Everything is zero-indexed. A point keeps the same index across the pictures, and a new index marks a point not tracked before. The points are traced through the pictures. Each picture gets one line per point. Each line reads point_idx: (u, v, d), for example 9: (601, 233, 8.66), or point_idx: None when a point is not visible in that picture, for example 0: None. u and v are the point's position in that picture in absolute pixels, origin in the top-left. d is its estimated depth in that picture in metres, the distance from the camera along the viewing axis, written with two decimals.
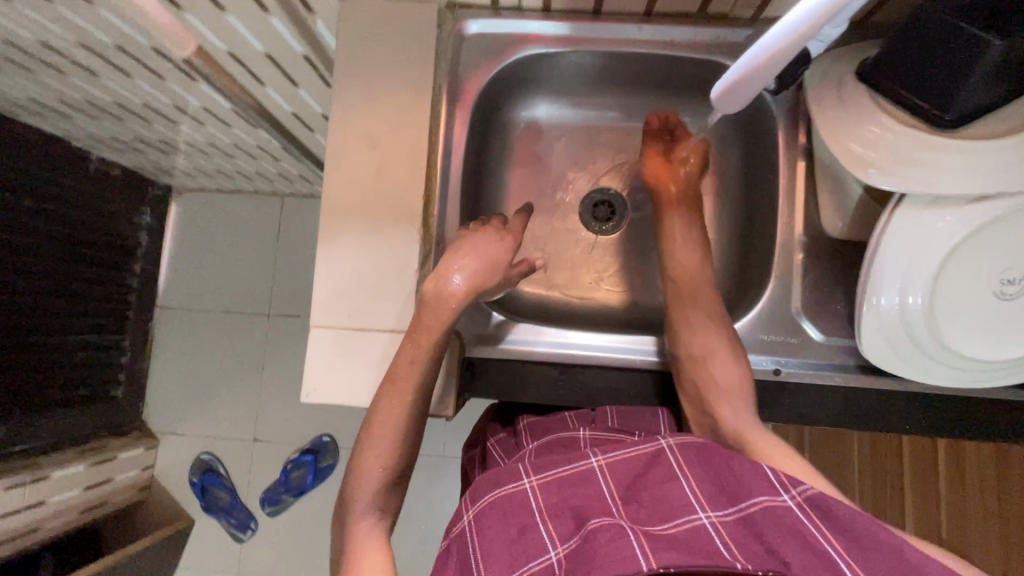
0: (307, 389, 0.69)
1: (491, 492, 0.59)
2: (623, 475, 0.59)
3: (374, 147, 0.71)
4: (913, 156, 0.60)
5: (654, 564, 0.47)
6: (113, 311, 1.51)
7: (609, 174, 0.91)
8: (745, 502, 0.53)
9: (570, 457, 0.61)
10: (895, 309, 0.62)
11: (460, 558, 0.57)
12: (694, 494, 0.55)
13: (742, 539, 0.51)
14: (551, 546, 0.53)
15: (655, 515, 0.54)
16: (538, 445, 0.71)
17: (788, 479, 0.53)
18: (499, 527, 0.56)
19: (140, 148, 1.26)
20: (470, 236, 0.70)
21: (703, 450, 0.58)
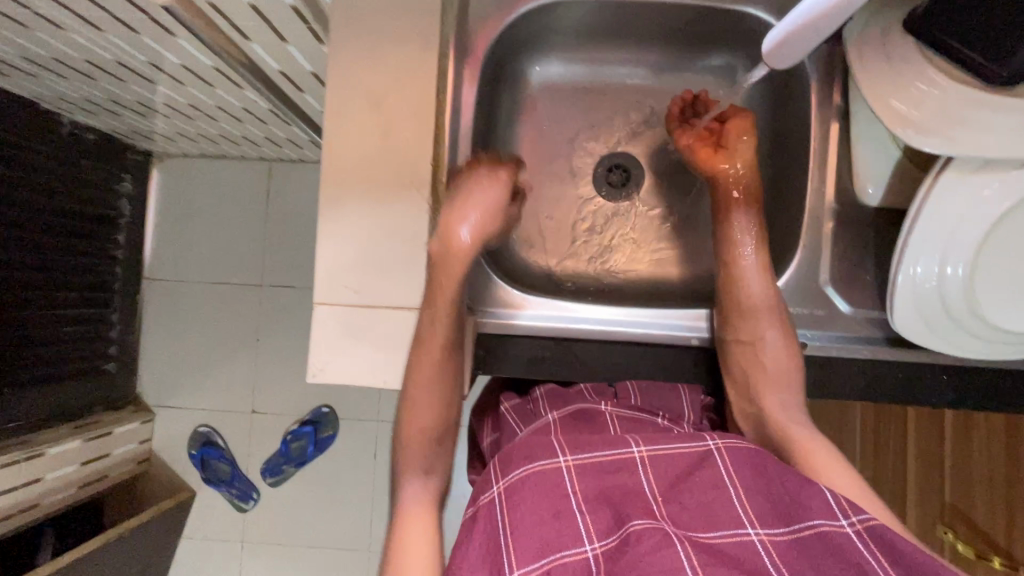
0: (314, 368, 0.66)
1: (523, 467, 0.57)
2: (665, 471, 0.56)
3: (377, 108, 0.66)
4: (961, 116, 0.56)
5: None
6: (98, 284, 1.45)
7: (624, 135, 0.85)
8: (799, 523, 0.51)
9: (609, 443, 0.58)
10: (932, 278, 0.60)
11: (487, 530, 0.54)
12: (745, 505, 0.52)
13: (791, 555, 0.50)
14: (588, 539, 0.51)
15: (699, 521, 0.52)
16: (560, 415, 0.66)
17: (849, 504, 0.51)
18: (533, 508, 0.53)
19: (115, 111, 1.18)
20: (468, 183, 0.67)
21: (757, 456, 0.56)
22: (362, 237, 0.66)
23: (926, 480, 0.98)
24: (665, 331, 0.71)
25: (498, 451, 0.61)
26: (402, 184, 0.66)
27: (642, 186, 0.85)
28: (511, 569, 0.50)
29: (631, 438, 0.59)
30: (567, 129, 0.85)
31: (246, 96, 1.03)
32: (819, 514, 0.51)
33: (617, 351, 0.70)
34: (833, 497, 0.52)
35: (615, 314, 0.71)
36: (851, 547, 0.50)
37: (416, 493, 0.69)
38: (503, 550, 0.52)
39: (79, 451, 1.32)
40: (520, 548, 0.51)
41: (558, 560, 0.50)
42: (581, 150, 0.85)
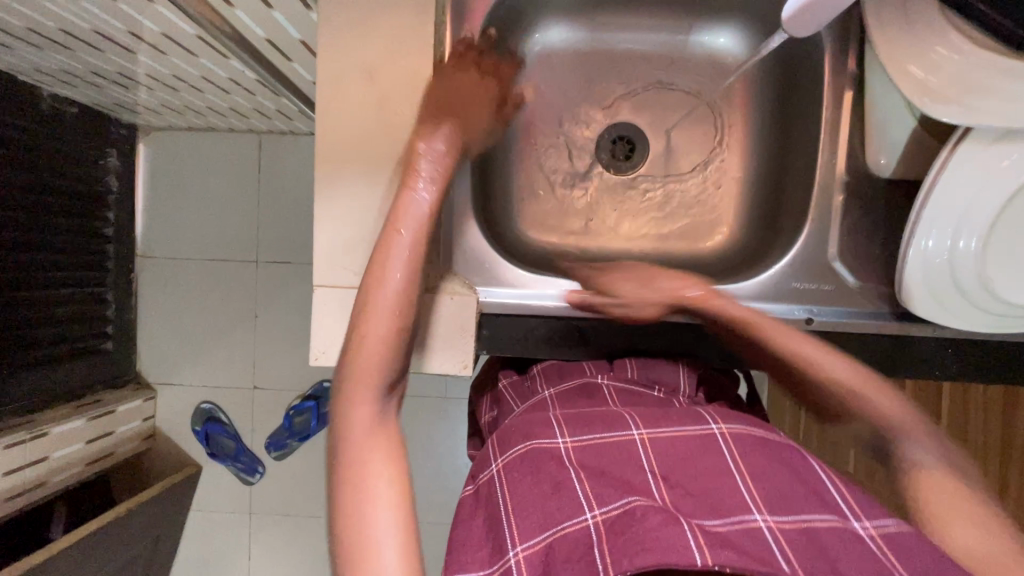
0: (316, 352, 0.65)
1: (522, 443, 0.57)
2: (667, 452, 0.55)
3: (372, 79, 0.63)
4: (983, 83, 0.54)
5: (709, 561, 0.43)
6: (90, 262, 1.42)
7: (628, 104, 0.82)
8: (808, 516, 0.49)
9: (609, 424, 0.58)
10: (944, 252, 0.58)
11: (488, 508, 0.55)
12: (750, 492, 0.51)
13: (802, 542, 0.47)
14: (589, 507, 0.50)
15: (702, 506, 0.50)
16: (558, 389, 0.66)
17: (859, 507, 0.51)
18: (533, 481, 0.54)
19: (96, 83, 1.12)
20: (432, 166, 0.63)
21: (761, 445, 0.55)
22: (360, 216, 0.64)
23: None
24: None
25: (497, 430, 0.63)
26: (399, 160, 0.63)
27: (646, 158, 0.82)
28: (513, 543, 0.50)
29: (632, 419, 0.59)
30: (569, 98, 0.81)
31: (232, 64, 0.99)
32: (826, 511, 0.50)
33: (625, 331, 0.69)
34: (837, 494, 0.51)
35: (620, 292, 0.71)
36: (864, 545, 0.47)
37: (371, 418, 0.56)
38: (505, 522, 0.52)
39: (82, 430, 1.33)
40: (522, 519, 0.51)
41: (559, 531, 0.50)
42: (583, 121, 0.82)
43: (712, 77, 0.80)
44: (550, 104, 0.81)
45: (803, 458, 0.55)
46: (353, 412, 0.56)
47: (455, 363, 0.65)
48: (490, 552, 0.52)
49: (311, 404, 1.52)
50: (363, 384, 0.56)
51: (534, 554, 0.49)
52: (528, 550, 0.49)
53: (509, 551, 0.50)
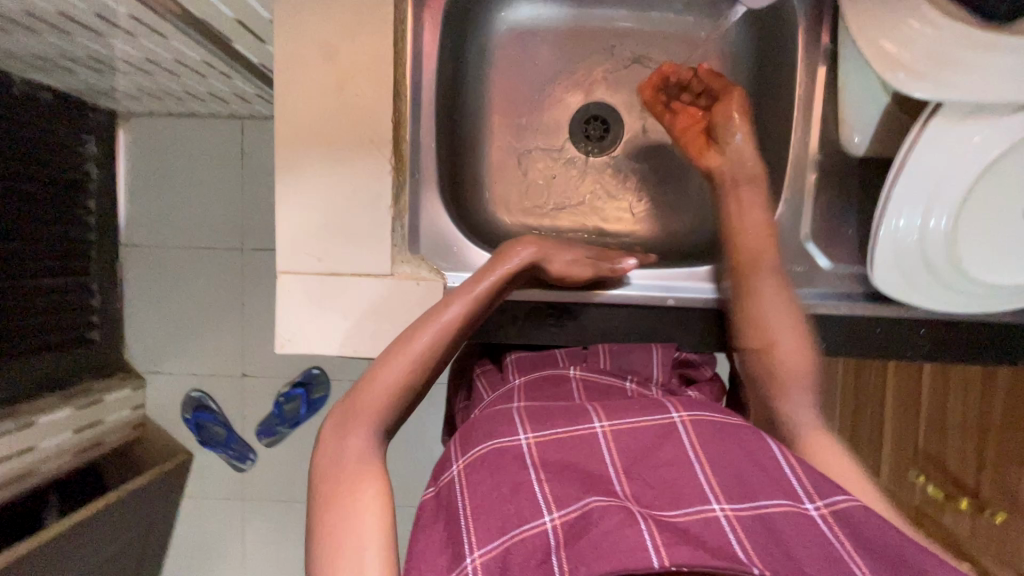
0: (282, 340, 0.64)
1: (483, 444, 0.55)
2: (629, 445, 0.54)
3: (332, 59, 0.61)
4: (955, 57, 0.52)
5: (666, 561, 0.43)
6: (72, 251, 1.40)
7: (602, 82, 0.80)
8: (763, 501, 0.49)
9: (571, 418, 0.57)
10: (913, 231, 0.58)
11: (447, 515, 0.52)
12: (709, 480, 0.50)
13: (756, 528, 0.47)
14: (548, 510, 0.48)
15: (662, 499, 0.50)
16: (525, 379, 0.66)
17: (813, 487, 0.49)
18: (491, 485, 0.51)
19: (68, 67, 1.09)
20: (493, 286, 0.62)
21: (720, 430, 0.54)
22: (323, 201, 0.62)
23: (903, 426, 1.00)
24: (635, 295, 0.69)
25: (461, 427, 0.61)
26: (362, 143, 0.62)
27: (620, 140, 0.81)
28: (471, 548, 0.47)
29: (595, 412, 0.58)
30: (542, 76, 0.79)
31: (205, 45, 0.96)
32: (781, 495, 0.49)
33: (601, 315, 0.70)
34: (792, 474, 0.50)
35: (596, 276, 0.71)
36: (818, 528, 0.47)
37: (360, 453, 0.52)
38: (463, 526, 0.49)
39: (69, 420, 1.32)
40: (480, 524, 0.48)
41: (518, 536, 0.47)
42: (558, 102, 0.80)
43: (689, 54, 0.78)
44: (523, 84, 0.79)
45: (760, 439, 0.53)
46: (345, 446, 0.52)
47: None
48: (450, 558, 0.48)
49: (300, 391, 1.51)
50: (363, 413, 0.54)
51: (492, 560, 0.46)
52: (485, 556, 0.46)
53: (468, 556, 0.47)
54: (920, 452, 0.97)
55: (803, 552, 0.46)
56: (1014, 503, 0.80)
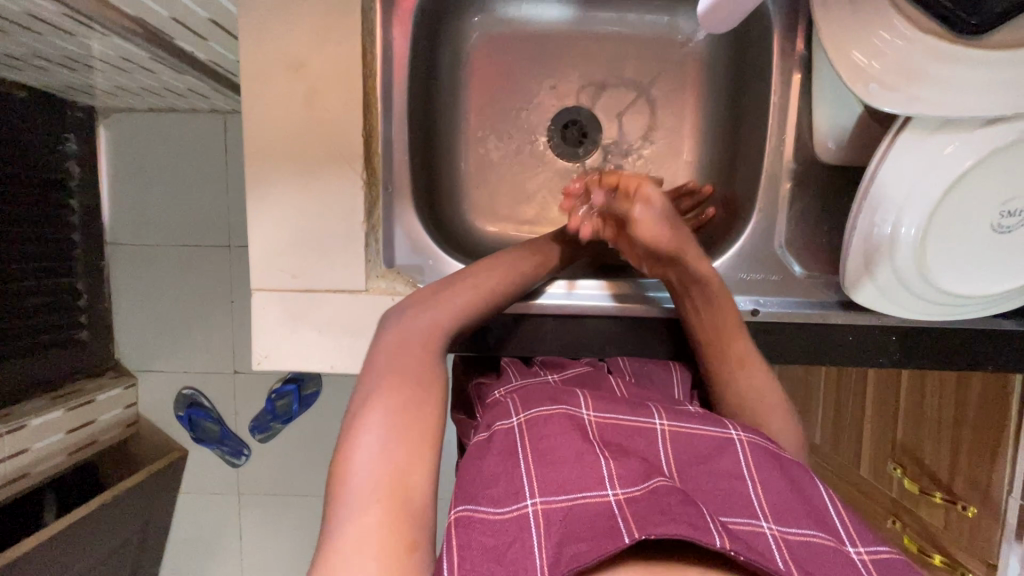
0: (259, 357, 0.65)
1: (548, 407, 0.54)
2: (684, 447, 0.54)
3: (298, 74, 0.60)
4: (928, 71, 0.52)
5: (727, 546, 0.42)
6: (56, 251, 1.36)
7: (579, 87, 0.79)
8: (812, 530, 0.48)
9: (631, 409, 0.57)
10: (883, 241, 0.58)
11: (506, 456, 0.51)
12: (759, 498, 0.50)
13: (801, 553, 0.46)
14: (611, 484, 0.47)
15: (715, 505, 0.49)
16: (562, 376, 0.64)
17: (856, 532, 0.50)
18: (558, 442, 0.50)
19: (43, 66, 1.06)
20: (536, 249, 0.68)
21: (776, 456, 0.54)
22: (299, 216, 0.62)
23: (882, 420, 1.01)
24: (610, 306, 0.70)
25: (513, 392, 0.59)
26: (333, 158, 0.61)
27: (598, 145, 0.79)
28: (532, 494, 0.46)
29: (654, 409, 0.57)
30: (518, 81, 0.79)
31: (182, 40, 0.91)
32: (827, 530, 0.49)
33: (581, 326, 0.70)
34: (837, 517, 0.50)
35: (580, 287, 0.71)
36: (857, 568, 0.46)
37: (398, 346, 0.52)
38: (525, 474, 0.48)
39: (61, 421, 1.31)
40: (545, 478, 0.48)
41: (580, 499, 0.46)
42: (535, 107, 0.79)
43: (666, 56, 0.77)
44: (501, 87, 0.78)
45: (808, 476, 0.54)
46: (387, 338, 0.52)
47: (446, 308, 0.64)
48: (503, 492, 0.47)
49: (293, 387, 1.48)
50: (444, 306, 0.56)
51: (553, 511, 0.45)
52: (547, 505, 0.46)
53: (527, 499, 0.46)
54: (898, 446, 0.97)
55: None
56: (988, 499, 0.82)
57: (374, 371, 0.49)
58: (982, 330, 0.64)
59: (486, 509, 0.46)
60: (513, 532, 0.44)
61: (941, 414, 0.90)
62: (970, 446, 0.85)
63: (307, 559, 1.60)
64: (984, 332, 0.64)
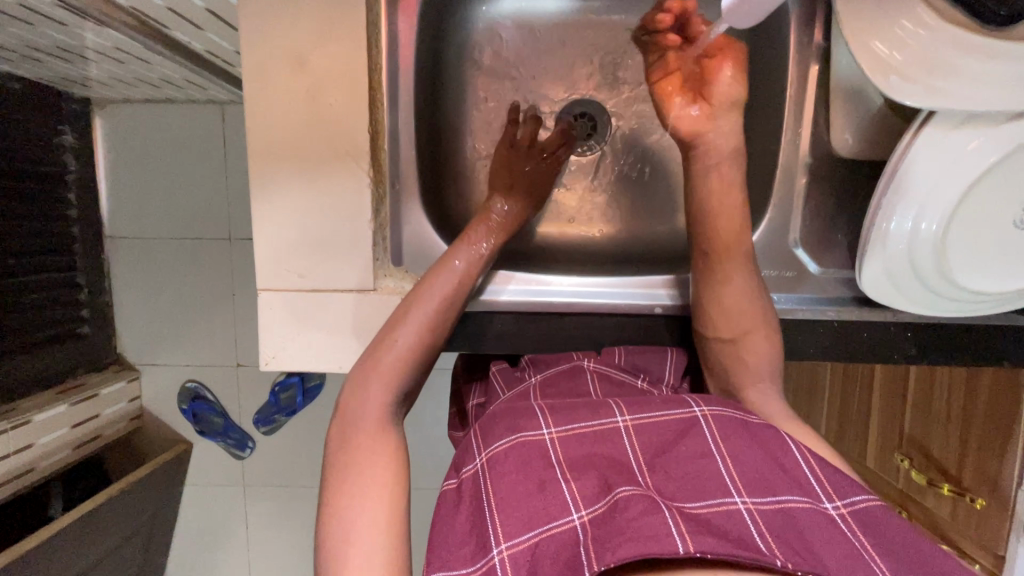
0: (266, 357, 0.64)
1: (507, 436, 0.55)
2: (649, 440, 0.54)
3: (304, 69, 0.58)
4: (953, 63, 0.50)
5: (690, 547, 0.43)
6: (55, 245, 1.33)
7: (589, 79, 0.77)
8: (784, 496, 0.48)
9: (593, 411, 0.57)
10: (904, 235, 0.57)
11: (472, 502, 0.53)
12: (730, 475, 0.50)
13: (777, 523, 0.46)
14: (575, 508, 0.48)
15: (685, 490, 0.49)
16: (543, 376, 0.65)
17: (831, 487, 0.50)
18: (517, 477, 0.51)
19: (36, 57, 1.03)
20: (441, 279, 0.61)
21: (739, 425, 0.54)
22: (304, 216, 0.61)
23: (890, 414, 1.01)
24: (619, 302, 0.70)
25: (480, 420, 0.61)
26: (337, 155, 0.60)
27: (610, 135, 0.79)
28: (497, 541, 0.47)
29: (616, 405, 0.58)
30: (530, 72, 0.77)
31: (180, 25, 0.87)
32: (799, 492, 0.49)
33: (590, 324, 0.70)
34: (811, 476, 0.50)
35: (585, 284, 0.70)
36: (835, 525, 0.47)
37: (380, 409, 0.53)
38: (489, 519, 0.49)
39: (68, 415, 1.31)
40: (506, 516, 0.48)
41: (546, 532, 0.47)
42: (544, 100, 0.77)
43: None
44: (508, 79, 0.77)
45: (776, 434, 0.54)
46: (364, 400, 0.53)
47: None
48: (473, 549, 0.49)
49: (297, 380, 1.45)
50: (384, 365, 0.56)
51: (520, 552, 0.46)
52: (512, 548, 0.46)
53: (493, 549, 0.47)
54: (904, 438, 0.98)
55: (824, 550, 0.45)
56: (995, 490, 0.82)
57: (353, 430, 0.52)
58: (996, 325, 0.64)
59: (458, 573, 0.47)
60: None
61: (950, 409, 0.89)
62: (979, 438, 0.84)
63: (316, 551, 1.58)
64: (998, 327, 0.64)
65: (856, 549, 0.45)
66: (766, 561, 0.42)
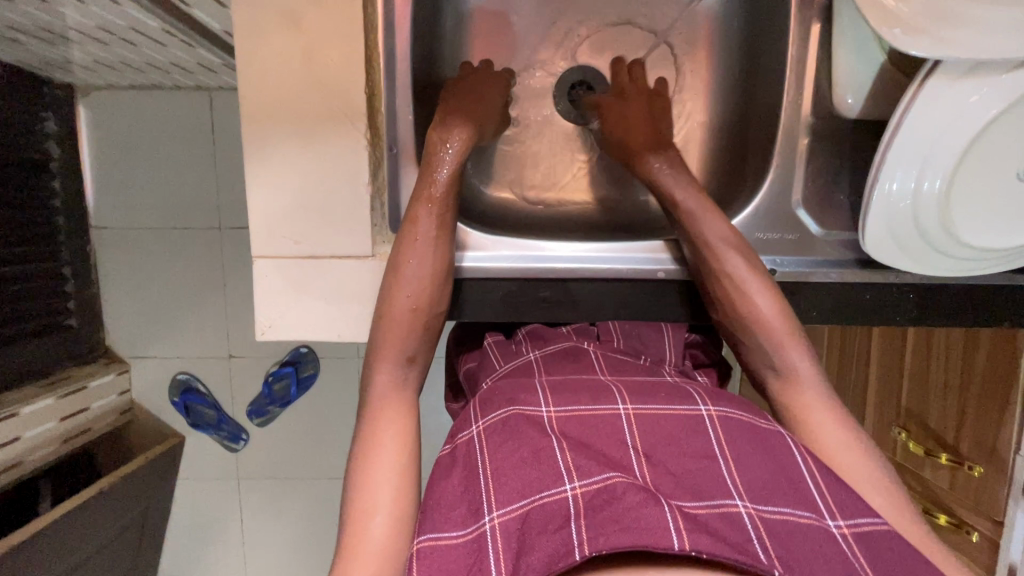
0: (262, 325, 0.63)
1: (504, 408, 0.54)
2: (652, 429, 0.52)
3: (298, 29, 0.56)
4: (951, 13, 0.51)
5: (686, 545, 0.42)
6: (40, 235, 1.29)
7: (588, 46, 0.77)
8: (787, 506, 0.47)
9: (594, 396, 0.55)
10: (907, 194, 0.57)
11: (465, 468, 0.52)
12: (733, 478, 0.49)
13: (779, 532, 0.46)
14: (568, 478, 0.47)
15: (683, 488, 0.48)
16: (543, 353, 0.65)
17: (838, 506, 0.49)
18: (512, 446, 0.50)
19: (16, 39, 0.99)
20: (407, 241, 0.60)
21: (749, 427, 0.52)
22: (298, 181, 0.59)
23: (887, 388, 1.01)
24: (622, 266, 0.69)
25: (479, 392, 0.59)
26: (332, 117, 0.58)
27: None
28: (491, 508, 0.48)
29: (619, 392, 0.56)
30: (529, 39, 0.76)
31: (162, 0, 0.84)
32: (807, 501, 0.48)
33: (594, 290, 0.69)
34: (820, 490, 0.49)
35: (587, 250, 0.69)
36: (836, 541, 0.46)
37: (391, 385, 0.60)
38: (484, 485, 0.49)
39: (55, 408, 1.26)
40: (502, 484, 0.48)
41: (537, 501, 0.47)
42: (543, 68, 0.77)
43: (677, 12, 0.75)
44: (505, 46, 0.76)
45: (785, 436, 0.52)
46: (374, 379, 0.60)
47: (437, 301, 0.62)
48: (465, 513, 0.49)
49: (289, 370, 1.43)
50: (388, 348, 0.60)
51: (511, 521, 0.47)
52: (504, 516, 0.47)
53: (485, 515, 0.47)
54: (901, 411, 0.98)
55: (819, 566, 0.45)
56: (993, 454, 0.82)
57: (379, 416, 0.58)
58: (994, 287, 0.64)
59: (451, 534, 0.48)
60: (474, 552, 0.46)
61: (948, 380, 0.89)
62: (978, 409, 0.84)
63: (312, 543, 1.56)
64: (997, 289, 0.64)
65: (848, 561, 0.45)
66: (763, 571, 0.43)
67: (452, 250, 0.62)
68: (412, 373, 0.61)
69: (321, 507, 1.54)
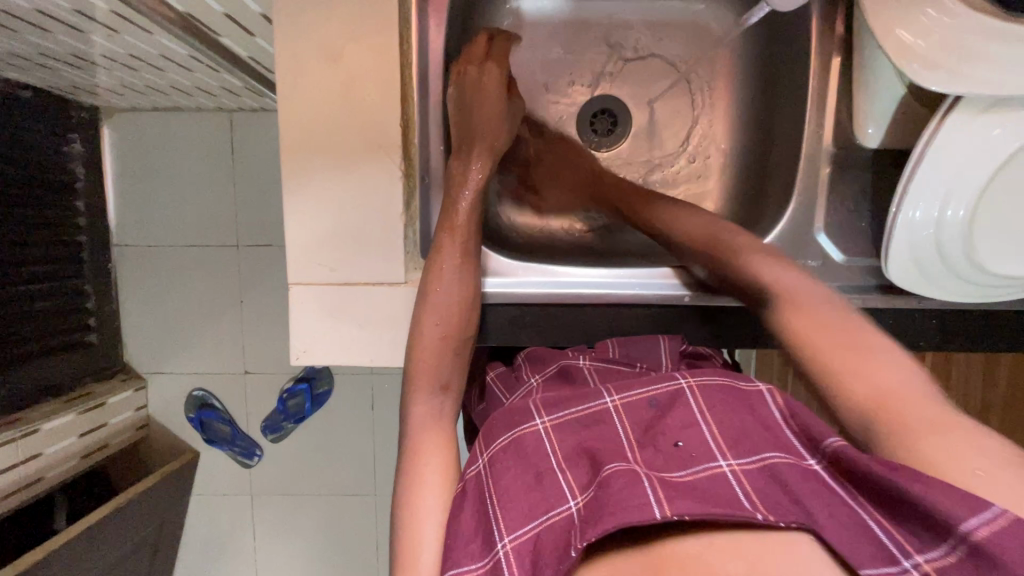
0: (297, 350, 0.65)
1: (507, 432, 0.53)
2: (637, 418, 0.53)
3: (341, 67, 0.59)
4: (973, 50, 0.53)
5: (669, 511, 0.42)
6: (64, 254, 1.32)
7: (612, 77, 0.80)
8: (763, 451, 0.47)
9: (583, 397, 0.55)
10: (930, 222, 0.58)
11: (479, 496, 0.50)
12: (714, 436, 0.49)
13: (762, 483, 0.45)
14: (572, 496, 0.48)
15: (671, 460, 0.48)
16: (543, 377, 0.64)
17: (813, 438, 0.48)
18: (514, 471, 0.50)
19: (48, 65, 1.03)
20: (438, 261, 0.62)
21: (726, 391, 0.52)
22: (336, 209, 0.61)
23: None
24: (649, 293, 0.70)
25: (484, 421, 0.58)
26: (370, 148, 0.60)
27: (630, 133, 0.81)
28: (502, 534, 0.47)
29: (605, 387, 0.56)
30: (552, 70, 0.79)
31: (195, 35, 0.86)
32: (780, 445, 0.48)
33: (614, 314, 0.70)
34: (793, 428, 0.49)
35: (606, 275, 0.71)
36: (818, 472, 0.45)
37: (430, 418, 0.59)
38: (493, 513, 0.48)
39: (74, 424, 1.26)
40: (507, 509, 0.48)
41: (544, 522, 0.47)
42: (568, 98, 0.80)
43: (699, 42, 0.78)
44: (530, 76, 0.79)
45: (762, 393, 0.52)
46: (412, 413, 0.59)
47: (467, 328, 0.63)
48: (482, 543, 0.48)
49: (304, 386, 1.45)
50: (421, 381, 0.60)
51: (521, 544, 0.46)
52: (515, 540, 0.46)
53: (498, 543, 0.47)
54: None
55: (811, 499, 0.43)
56: None
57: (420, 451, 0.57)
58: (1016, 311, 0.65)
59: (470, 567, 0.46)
60: None
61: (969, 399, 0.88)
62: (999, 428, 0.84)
63: (324, 560, 1.55)
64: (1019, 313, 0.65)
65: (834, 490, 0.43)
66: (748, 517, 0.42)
67: (477, 278, 0.64)
68: (449, 404, 0.61)
69: (333, 524, 1.54)
